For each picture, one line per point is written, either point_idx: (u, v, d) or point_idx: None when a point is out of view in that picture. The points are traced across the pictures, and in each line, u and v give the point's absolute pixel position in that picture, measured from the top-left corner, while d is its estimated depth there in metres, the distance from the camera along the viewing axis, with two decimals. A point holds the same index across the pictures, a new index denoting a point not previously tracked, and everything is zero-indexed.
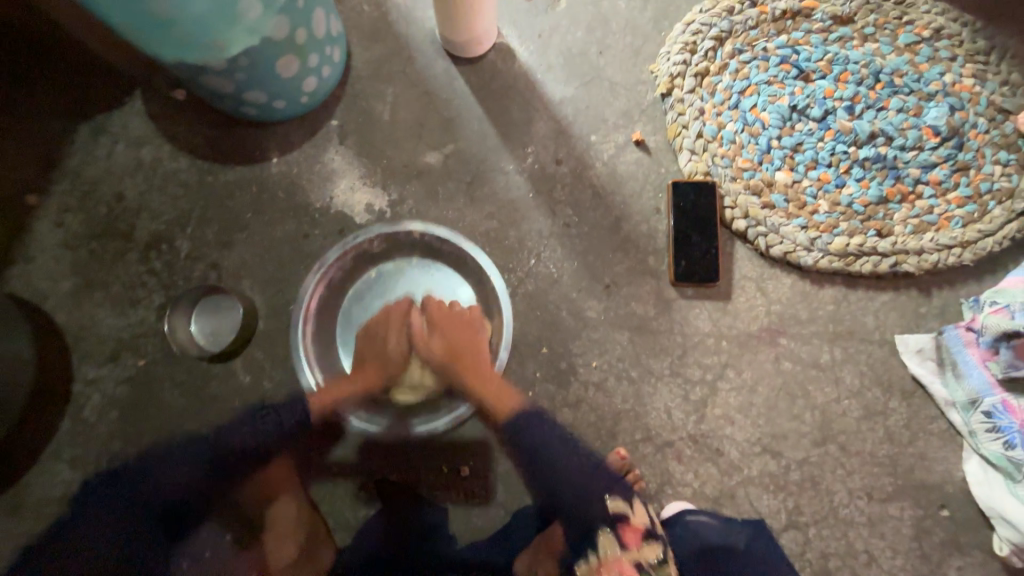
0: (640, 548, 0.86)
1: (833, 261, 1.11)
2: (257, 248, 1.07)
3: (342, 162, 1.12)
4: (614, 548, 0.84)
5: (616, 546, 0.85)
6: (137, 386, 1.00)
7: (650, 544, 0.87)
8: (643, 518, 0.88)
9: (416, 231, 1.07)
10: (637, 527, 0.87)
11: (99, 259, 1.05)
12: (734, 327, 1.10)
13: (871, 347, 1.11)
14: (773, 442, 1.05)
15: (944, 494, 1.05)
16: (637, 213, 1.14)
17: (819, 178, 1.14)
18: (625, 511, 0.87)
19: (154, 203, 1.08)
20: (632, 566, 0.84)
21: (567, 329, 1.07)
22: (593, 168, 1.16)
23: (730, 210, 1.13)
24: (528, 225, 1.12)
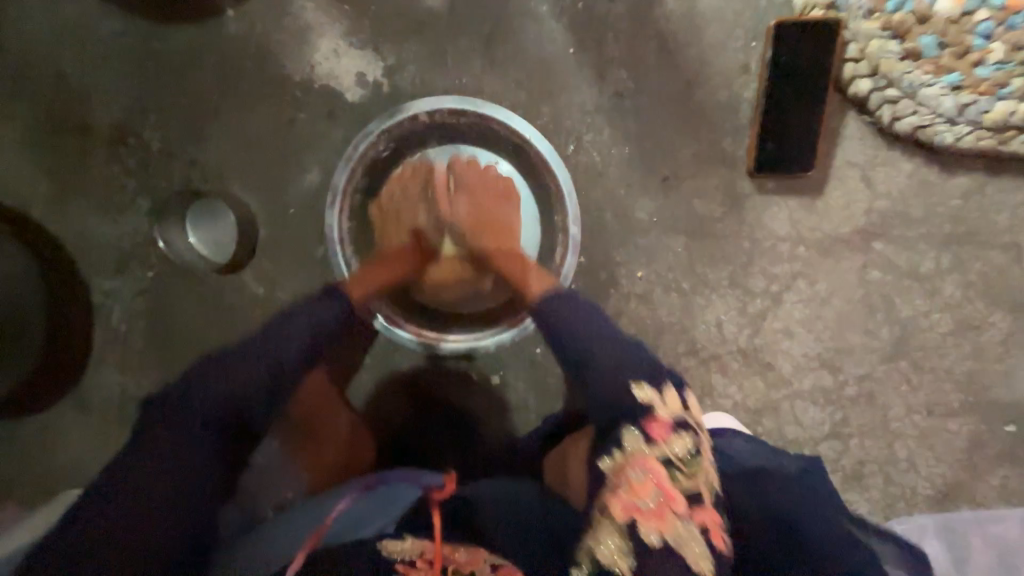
0: (667, 440, 0.57)
1: (981, 138, 0.82)
2: (237, 140, 0.89)
3: (317, 13, 0.84)
4: (640, 445, 0.57)
5: (642, 439, 0.57)
6: (153, 298, 0.96)
7: (681, 434, 0.58)
8: (670, 407, 0.60)
9: (421, 114, 0.83)
10: (665, 419, 0.58)
11: (68, 158, 0.91)
12: (819, 229, 0.89)
13: (992, 252, 0.89)
14: (834, 357, 0.94)
15: (1017, 410, 0.96)
16: (716, 73, 0.84)
17: (1007, 5, 0.74)
18: (652, 401, 0.60)
19: (104, 83, 0.88)
20: (660, 461, 0.56)
21: (610, 234, 0.90)
22: (660, 6, 0.82)
23: (852, 65, 0.82)
24: (567, 98, 0.85)
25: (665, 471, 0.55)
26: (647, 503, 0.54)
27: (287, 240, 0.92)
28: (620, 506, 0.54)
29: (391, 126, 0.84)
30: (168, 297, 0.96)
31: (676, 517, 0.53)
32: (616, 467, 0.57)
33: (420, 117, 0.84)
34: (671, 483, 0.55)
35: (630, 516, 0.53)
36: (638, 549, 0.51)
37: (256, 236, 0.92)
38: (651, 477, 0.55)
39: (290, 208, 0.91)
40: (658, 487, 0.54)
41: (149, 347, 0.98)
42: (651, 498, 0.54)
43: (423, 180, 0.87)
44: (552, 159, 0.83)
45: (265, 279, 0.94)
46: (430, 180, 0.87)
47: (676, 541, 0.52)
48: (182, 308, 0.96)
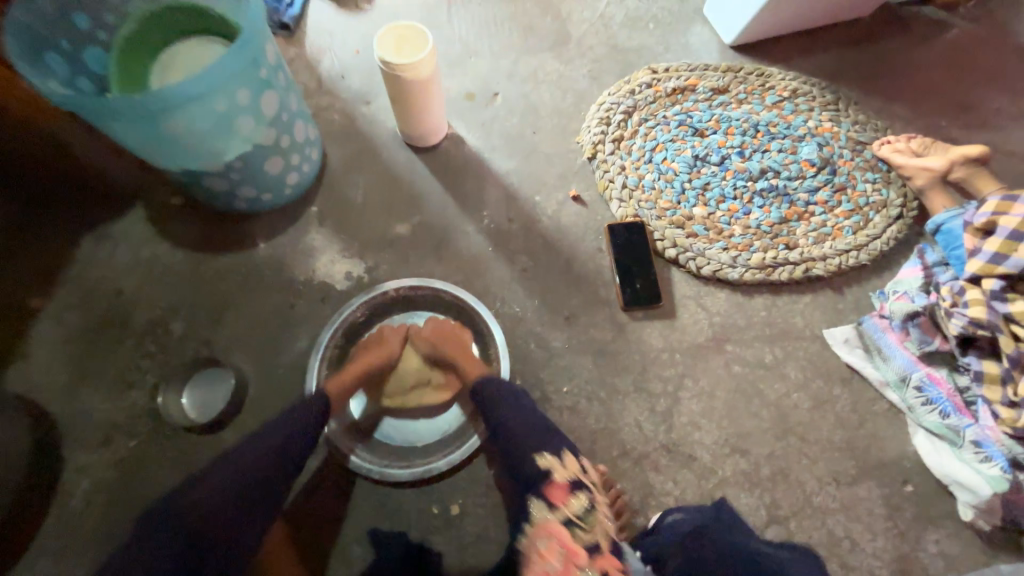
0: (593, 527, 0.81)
1: (755, 273, 1.30)
2: (248, 322, 1.17)
3: (321, 240, 1.28)
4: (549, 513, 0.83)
5: (544, 507, 0.84)
6: (129, 467, 1.03)
7: (603, 522, 0.83)
8: (567, 471, 0.86)
9: (391, 290, 1.20)
10: (561, 484, 0.85)
11: (96, 349, 1.13)
12: (684, 340, 1.23)
13: (805, 343, 1.25)
14: (739, 441, 1.13)
15: (903, 469, 1.13)
16: (583, 253, 1.32)
17: (729, 209, 1.37)
18: (552, 465, 0.87)
19: (151, 294, 1.19)
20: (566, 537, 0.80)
21: (537, 360, 1.18)
22: (541, 222, 1.35)
23: (661, 242, 1.32)
24: (491, 275, 1.27)
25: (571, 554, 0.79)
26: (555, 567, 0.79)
27: (272, 396, 1.11)
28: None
29: (369, 300, 1.19)
30: (145, 464, 1.03)
31: (579, 568, 0.78)
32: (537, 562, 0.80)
33: (389, 292, 1.20)
34: (572, 540, 0.80)
35: None
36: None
37: (246, 394, 1.10)
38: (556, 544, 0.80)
39: (281, 368, 1.13)
40: (560, 549, 0.80)
41: (109, 520, 0.99)
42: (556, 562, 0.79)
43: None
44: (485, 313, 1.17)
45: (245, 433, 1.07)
46: None
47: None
48: (157, 473, 1.03)
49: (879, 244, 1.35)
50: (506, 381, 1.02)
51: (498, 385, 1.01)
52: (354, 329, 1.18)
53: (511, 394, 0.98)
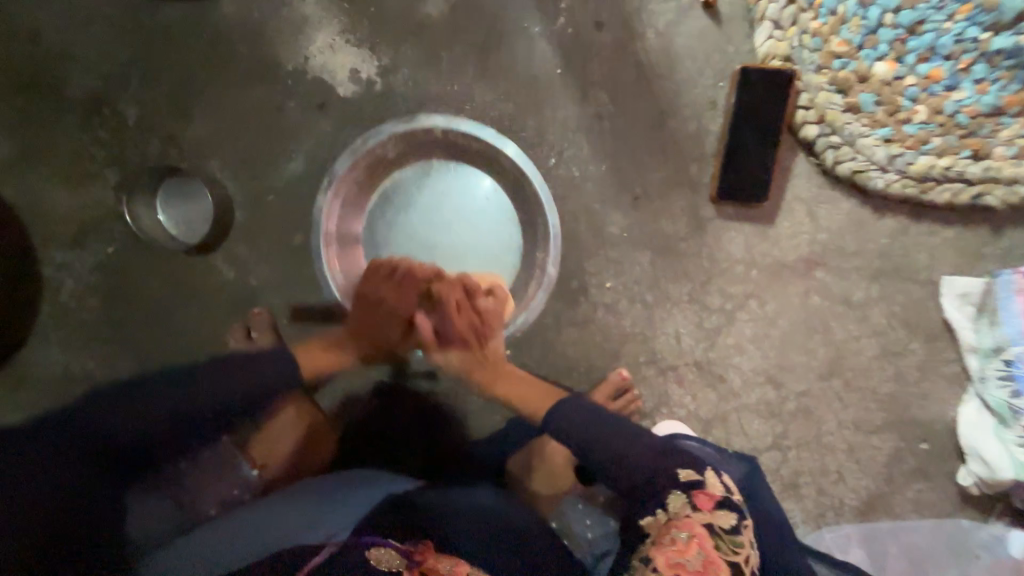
0: (712, 511, 0.66)
1: (907, 186, 0.94)
2: (222, 119, 0.88)
3: (315, 6, 0.86)
4: (684, 507, 0.67)
5: (686, 503, 0.67)
6: (112, 273, 0.92)
7: (727, 512, 0.67)
8: (718, 487, 0.70)
9: (435, 128, 0.87)
10: (711, 493, 0.68)
11: (34, 120, 0.87)
12: (770, 254, 0.98)
13: (912, 286, 1.01)
14: (778, 373, 1.03)
15: (930, 430, 1.07)
16: (688, 105, 0.92)
17: (928, 75, 0.89)
18: (697, 478, 0.70)
19: (86, 50, 0.86)
20: (704, 527, 0.65)
21: (584, 244, 0.95)
22: (641, 39, 0.90)
23: (803, 112, 0.92)
24: (551, 114, 0.91)
25: (709, 540, 0.64)
26: (692, 564, 0.62)
27: (264, 225, 0.91)
28: (664, 561, 0.62)
29: (403, 133, 0.87)
30: (129, 275, 0.92)
31: None
32: (660, 527, 0.66)
33: (433, 130, 0.87)
34: (715, 550, 0.63)
35: (676, 571, 0.61)
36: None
37: (232, 218, 0.91)
38: (695, 538, 0.64)
39: (270, 193, 0.90)
40: (700, 548, 0.63)
41: (102, 324, 0.93)
42: (695, 559, 0.62)
43: (423, 182, 0.92)
44: (547, 201, 0.87)
45: (237, 263, 0.92)
46: (426, 194, 0.92)
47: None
48: (143, 286, 0.92)
49: None
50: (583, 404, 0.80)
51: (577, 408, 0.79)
52: (378, 168, 0.90)
53: (611, 416, 0.78)
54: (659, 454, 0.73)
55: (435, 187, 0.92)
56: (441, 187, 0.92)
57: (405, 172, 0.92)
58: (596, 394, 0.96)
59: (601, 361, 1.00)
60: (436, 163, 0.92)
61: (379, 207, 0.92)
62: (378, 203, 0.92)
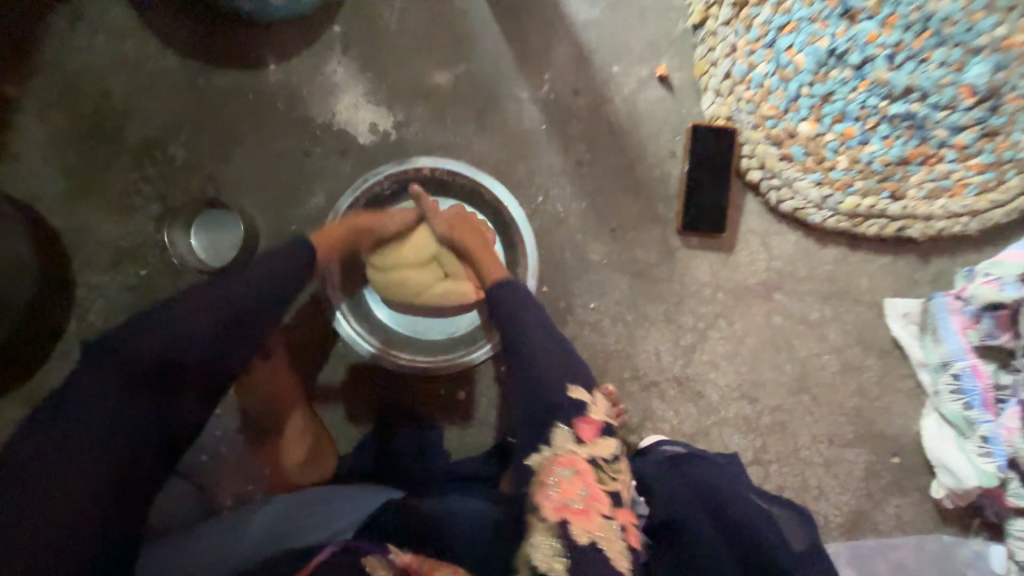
0: (594, 442, 0.74)
1: (840, 220, 1.11)
2: (257, 163, 1.03)
3: (344, 76, 1.05)
4: (568, 442, 0.73)
5: (569, 438, 0.74)
6: (140, 295, 1.00)
7: (604, 441, 0.75)
8: (600, 411, 0.77)
9: (425, 168, 1.01)
10: (592, 421, 0.75)
11: (91, 163, 1.01)
12: (733, 278, 1.11)
13: (860, 308, 1.14)
14: (752, 388, 1.11)
15: (898, 443, 1.14)
16: (652, 155, 1.11)
17: (844, 133, 1.08)
18: (583, 402, 0.76)
19: (145, 105, 1.02)
20: (587, 461, 0.73)
21: (570, 270, 1.08)
22: (611, 104, 1.10)
23: (747, 160, 1.12)
24: (538, 160, 1.08)
25: (592, 473, 0.73)
26: (577, 502, 0.70)
27: None
28: (553, 507, 0.69)
29: (398, 174, 1.02)
30: (156, 296, 1.00)
31: (602, 517, 0.71)
32: (547, 466, 0.73)
33: (423, 170, 1.02)
34: (597, 483, 0.72)
35: (563, 513, 0.69)
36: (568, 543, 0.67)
37: (257, 245, 1.02)
38: (577, 475, 0.72)
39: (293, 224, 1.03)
40: (582, 482, 0.71)
41: None
42: (579, 496, 0.71)
43: None
44: (521, 221, 1.01)
45: None
46: None
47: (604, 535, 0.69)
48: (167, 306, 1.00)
49: (998, 214, 1.12)
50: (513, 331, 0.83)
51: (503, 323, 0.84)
52: (377, 202, 1.03)
53: (534, 348, 0.80)
54: (565, 365, 0.80)
55: None
56: None
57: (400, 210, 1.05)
58: None
59: None
60: None
61: None
62: None
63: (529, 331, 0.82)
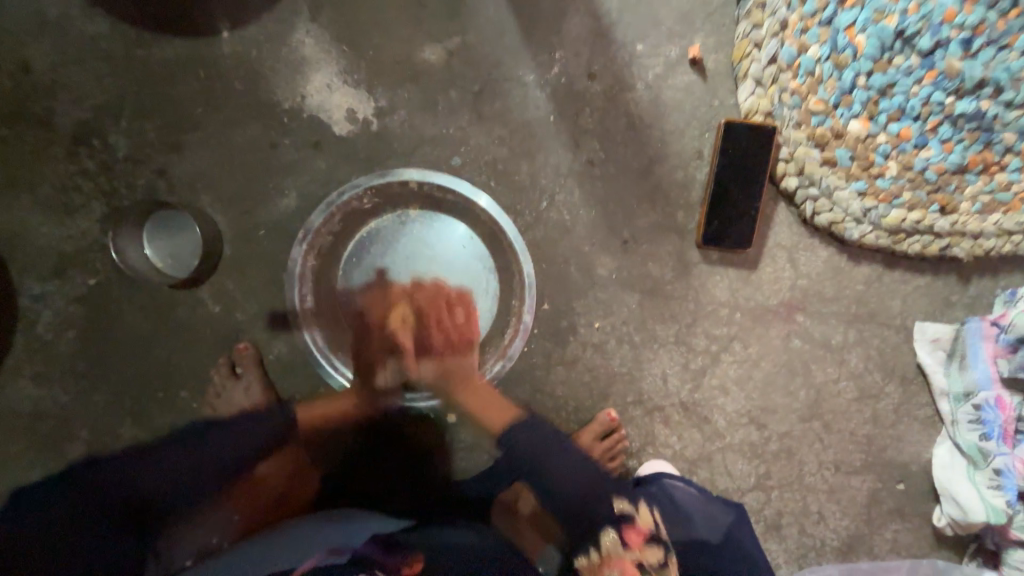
0: (642, 549, 0.80)
1: (880, 236, 0.99)
2: (215, 155, 0.88)
3: (314, 49, 0.87)
4: (617, 547, 0.80)
5: (619, 542, 0.80)
6: (91, 306, 0.89)
7: (653, 547, 0.81)
8: (647, 519, 0.84)
9: (412, 181, 0.88)
10: (641, 529, 0.82)
11: (17, 151, 0.86)
12: (753, 298, 1.01)
13: (887, 331, 1.05)
14: (762, 414, 1.05)
15: (906, 471, 1.10)
16: (676, 155, 0.96)
17: (899, 134, 0.95)
18: (627, 510, 0.84)
19: (74, 80, 0.85)
20: (634, 565, 0.80)
21: (574, 285, 0.97)
22: (632, 91, 0.94)
23: (783, 164, 0.97)
24: (544, 158, 0.93)
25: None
26: None
27: (253, 260, 0.91)
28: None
29: (379, 186, 0.89)
30: (108, 308, 0.89)
31: None
32: (596, 566, 0.81)
33: (409, 183, 0.89)
34: None
35: None
36: None
37: (220, 252, 0.89)
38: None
39: (261, 229, 0.90)
40: None
41: (77, 358, 0.90)
42: None
43: (400, 230, 0.91)
44: (520, 245, 0.88)
45: (223, 298, 0.91)
46: (402, 242, 0.90)
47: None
48: (123, 319, 0.90)
49: None
50: (544, 431, 0.86)
51: (530, 433, 0.85)
52: (355, 216, 0.90)
53: (564, 447, 0.85)
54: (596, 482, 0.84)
55: (411, 237, 0.90)
56: (418, 237, 0.90)
57: (382, 220, 0.91)
58: (584, 432, 0.97)
59: (589, 400, 1.00)
60: (413, 213, 0.91)
61: (353, 254, 0.91)
62: (354, 248, 0.91)
63: (543, 424, 0.87)
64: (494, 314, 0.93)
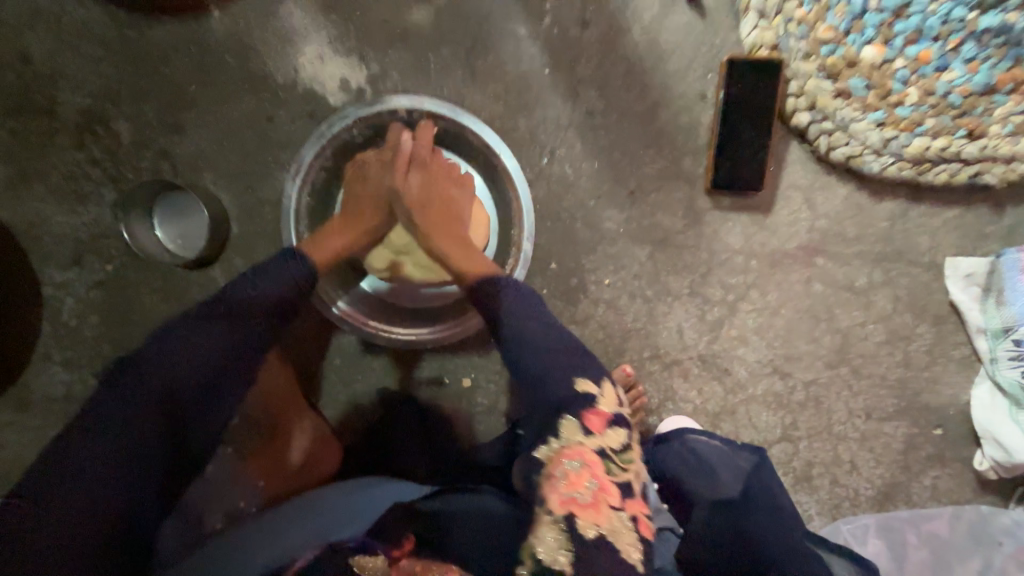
0: (603, 434, 0.69)
1: (903, 168, 0.94)
2: (215, 134, 0.89)
3: (302, 19, 0.87)
4: (577, 433, 0.68)
5: (577, 429, 0.68)
6: (111, 291, 0.92)
7: (615, 431, 0.70)
8: (612, 401, 0.72)
9: (401, 109, 0.86)
10: (603, 413, 0.70)
11: (29, 144, 0.88)
12: (769, 243, 0.97)
13: (916, 269, 1.00)
14: (785, 363, 1.02)
15: (943, 415, 1.05)
16: (678, 98, 0.92)
17: (918, 57, 0.87)
18: (593, 391, 0.71)
19: (76, 70, 0.87)
20: (596, 452, 0.68)
21: (582, 241, 0.95)
22: (628, 34, 0.91)
23: (793, 99, 0.93)
24: (542, 113, 0.91)
25: (599, 464, 0.67)
26: (585, 495, 0.65)
27: (261, 237, 0.92)
28: (557, 498, 0.64)
29: (369, 115, 0.86)
30: (127, 292, 0.92)
31: (610, 509, 0.66)
32: (552, 457, 0.68)
33: (399, 111, 0.87)
34: (606, 475, 0.67)
35: (569, 506, 0.64)
36: (574, 536, 0.62)
37: (228, 231, 0.91)
38: (586, 468, 0.66)
39: (266, 204, 0.91)
40: (592, 476, 0.66)
41: (103, 342, 0.93)
42: (586, 489, 0.65)
43: None
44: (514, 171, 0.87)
45: (234, 276, 0.92)
46: None
47: (609, 530, 0.64)
48: (142, 302, 0.92)
49: None
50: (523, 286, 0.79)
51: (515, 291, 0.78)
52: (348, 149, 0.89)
53: (538, 304, 0.78)
54: (573, 351, 0.75)
55: None
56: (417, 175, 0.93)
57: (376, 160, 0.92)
58: None
59: (605, 358, 0.99)
60: None
61: None
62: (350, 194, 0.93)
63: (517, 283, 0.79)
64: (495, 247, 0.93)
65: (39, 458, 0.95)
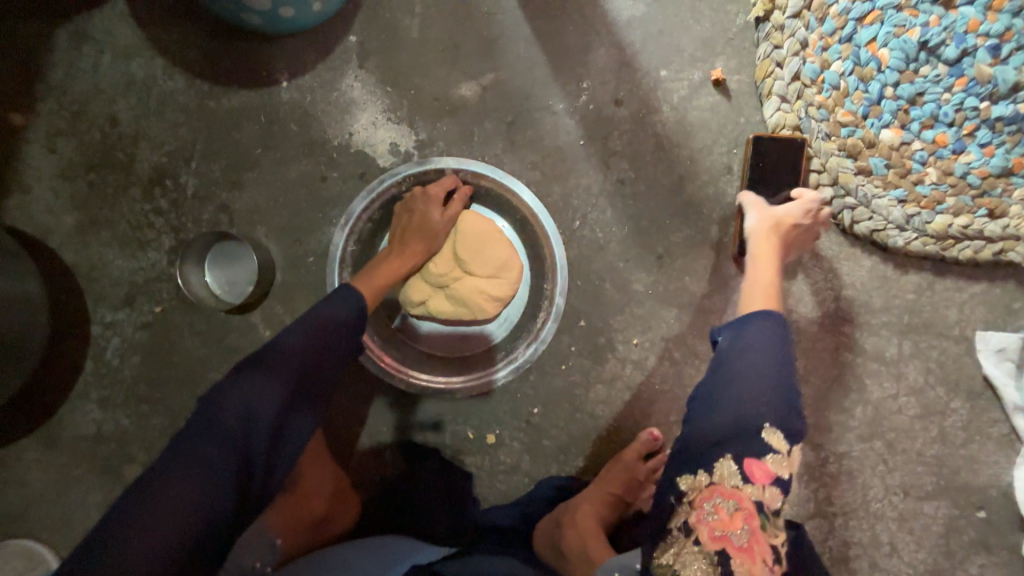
0: (765, 486, 0.69)
1: (928, 243, 0.96)
2: (271, 190, 0.96)
3: (361, 91, 0.96)
4: (735, 479, 0.69)
5: (738, 475, 0.69)
6: (155, 333, 0.95)
7: (773, 489, 0.69)
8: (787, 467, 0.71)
9: (447, 169, 0.93)
10: (769, 466, 0.70)
11: (101, 193, 0.96)
12: (795, 310, 0.99)
13: (946, 342, 0.99)
14: (815, 433, 1.00)
15: (985, 496, 1.00)
16: (705, 171, 0.98)
17: (934, 140, 0.93)
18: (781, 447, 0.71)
19: (153, 130, 0.96)
20: (754, 503, 0.68)
21: (610, 302, 0.97)
22: (658, 113, 0.98)
23: (816, 175, 0.97)
24: (576, 180, 0.97)
25: (755, 516, 0.68)
26: (738, 538, 0.66)
27: (302, 286, 0.96)
28: (707, 534, 0.67)
29: (417, 174, 0.94)
30: (170, 334, 0.95)
31: (763, 563, 0.66)
32: (704, 490, 0.70)
33: (446, 171, 0.94)
34: (761, 529, 0.67)
35: (721, 544, 0.66)
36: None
37: (273, 279, 0.95)
38: (741, 511, 0.68)
39: (310, 256, 0.96)
40: (745, 521, 0.67)
41: (141, 382, 0.95)
42: (739, 532, 0.67)
43: None
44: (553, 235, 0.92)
45: (273, 321, 0.96)
46: None
47: None
48: (184, 344, 0.95)
49: None
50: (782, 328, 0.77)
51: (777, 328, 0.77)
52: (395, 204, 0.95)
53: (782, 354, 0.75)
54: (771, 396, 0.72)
55: None
56: None
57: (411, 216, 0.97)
58: (628, 450, 0.93)
59: (631, 420, 0.98)
60: None
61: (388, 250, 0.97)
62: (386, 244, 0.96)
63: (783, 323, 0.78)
64: (525, 302, 0.97)
65: (62, 495, 0.95)
